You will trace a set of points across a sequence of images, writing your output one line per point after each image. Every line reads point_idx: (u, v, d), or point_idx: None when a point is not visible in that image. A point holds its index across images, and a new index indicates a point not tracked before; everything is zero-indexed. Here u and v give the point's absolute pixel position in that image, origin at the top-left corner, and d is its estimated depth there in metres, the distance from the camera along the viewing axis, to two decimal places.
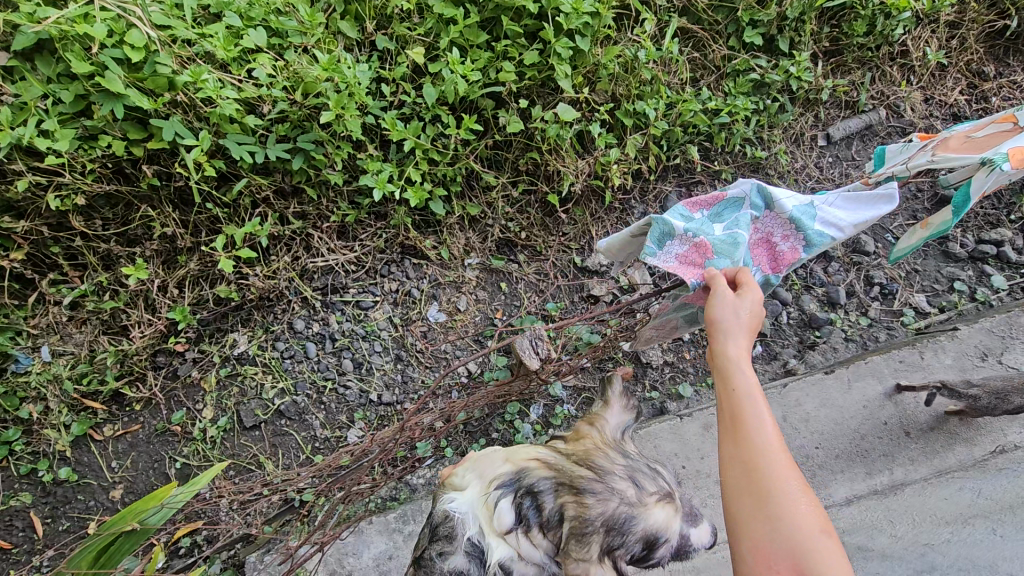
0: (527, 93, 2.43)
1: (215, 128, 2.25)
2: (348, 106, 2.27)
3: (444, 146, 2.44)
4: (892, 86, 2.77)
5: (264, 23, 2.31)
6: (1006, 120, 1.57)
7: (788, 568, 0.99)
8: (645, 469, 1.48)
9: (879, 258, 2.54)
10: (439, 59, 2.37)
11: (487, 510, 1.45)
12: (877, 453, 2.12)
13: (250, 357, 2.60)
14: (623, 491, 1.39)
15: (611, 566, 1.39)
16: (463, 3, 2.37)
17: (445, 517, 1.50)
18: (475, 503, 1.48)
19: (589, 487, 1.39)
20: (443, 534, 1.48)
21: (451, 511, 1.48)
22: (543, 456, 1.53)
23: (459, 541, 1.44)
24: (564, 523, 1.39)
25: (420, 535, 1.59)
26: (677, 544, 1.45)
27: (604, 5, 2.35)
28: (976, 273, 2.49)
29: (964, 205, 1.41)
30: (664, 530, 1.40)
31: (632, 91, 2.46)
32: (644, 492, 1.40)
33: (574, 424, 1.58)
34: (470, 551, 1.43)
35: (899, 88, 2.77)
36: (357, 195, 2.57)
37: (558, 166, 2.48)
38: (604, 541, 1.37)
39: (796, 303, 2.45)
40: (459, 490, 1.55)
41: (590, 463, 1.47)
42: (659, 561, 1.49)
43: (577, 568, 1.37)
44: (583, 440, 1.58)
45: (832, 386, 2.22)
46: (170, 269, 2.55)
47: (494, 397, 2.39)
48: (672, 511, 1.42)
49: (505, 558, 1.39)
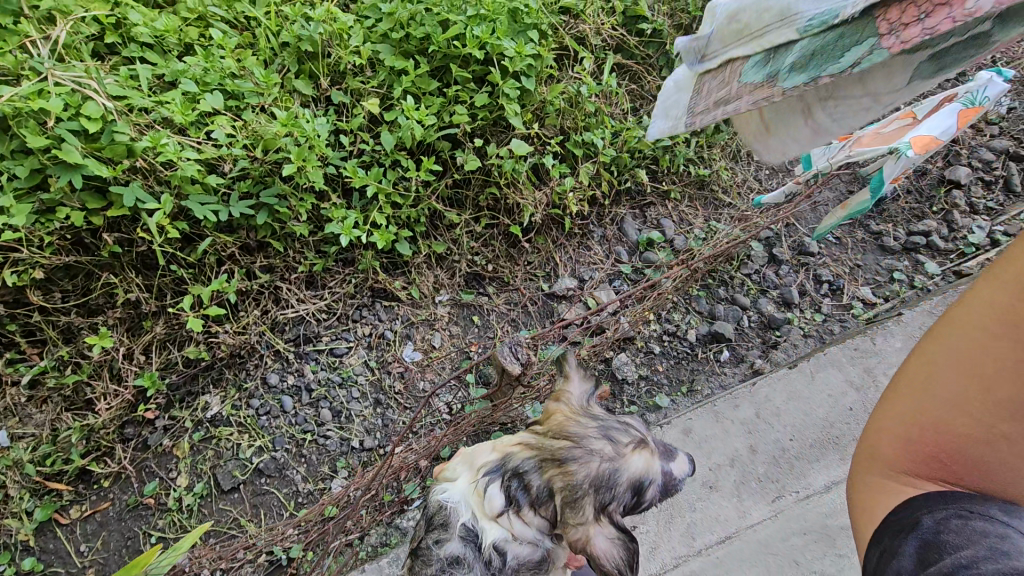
0: (481, 132, 2.55)
1: (176, 191, 2.28)
2: (309, 158, 2.34)
3: (406, 190, 2.53)
4: None
5: (220, 87, 2.39)
6: (907, 116, 1.84)
7: (933, 454, 0.90)
8: (617, 427, 1.61)
9: (824, 257, 2.73)
10: (394, 108, 2.47)
11: (478, 496, 1.61)
12: (846, 439, 2.20)
13: (224, 418, 2.54)
14: (604, 453, 1.53)
15: (607, 520, 1.54)
16: (413, 54, 2.50)
17: (438, 508, 1.65)
18: (466, 493, 1.63)
19: (569, 456, 1.52)
20: (439, 523, 1.63)
21: (444, 503, 1.63)
22: (524, 437, 1.65)
23: (455, 527, 1.60)
24: (555, 496, 1.53)
25: (417, 529, 1.72)
26: (660, 482, 1.63)
27: (544, 48, 2.52)
28: (912, 262, 2.69)
29: (880, 189, 1.66)
30: (644, 475, 1.57)
31: (579, 123, 2.62)
32: (619, 446, 1.56)
33: (544, 401, 1.65)
34: (465, 536, 1.58)
35: None
36: (323, 244, 2.61)
37: (517, 199, 2.58)
38: (594, 502, 1.52)
39: (755, 306, 2.61)
40: (450, 483, 1.69)
41: (570, 435, 1.57)
42: (648, 502, 1.67)
43: (578, 530, 1.51)
44: (556, 415, 1.64)
45: (796, 378, 2.35)
46: (135, 336, 2.50)
47: (476, 427, 2.41)
48: (649, 458, 1.59)
49: (499, 539, 1.56)
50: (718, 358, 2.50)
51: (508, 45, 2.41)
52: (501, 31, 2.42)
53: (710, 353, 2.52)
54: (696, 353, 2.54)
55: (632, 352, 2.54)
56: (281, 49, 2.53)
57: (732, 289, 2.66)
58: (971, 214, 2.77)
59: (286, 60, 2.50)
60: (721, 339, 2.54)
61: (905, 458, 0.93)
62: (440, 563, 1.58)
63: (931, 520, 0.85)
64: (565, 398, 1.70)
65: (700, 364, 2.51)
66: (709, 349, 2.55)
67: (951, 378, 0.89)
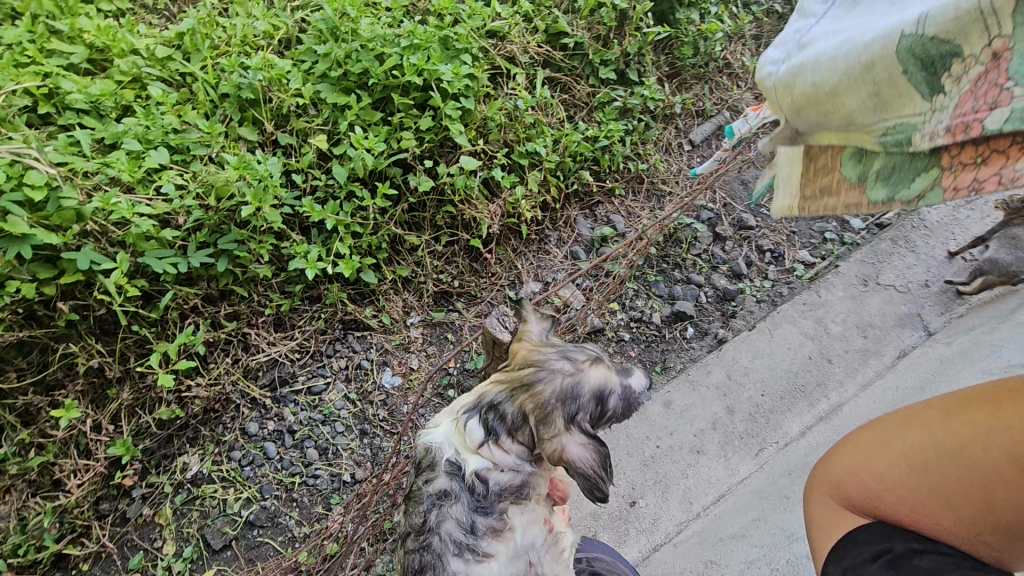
0: (430, 155, 2.66)
1: (132, 249, 2.26)
2: (266, 199, 2.37)
3: (364, 219, 2.59)
4: (727, 91, 3.28)
5: (165, 143, 2.40)
6: None
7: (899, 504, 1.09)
8: (575, 350, 1.87)
9: (762, 228, 2.97)
10: (342, 141, 2.55)
11: (460, 433, 1.83)
12: (812, 385, 2.36)
13: (206, 476, 2.47)
14: (564, 370, 1.79)
15: (577, 430, 1.77)
16: (353, 89, 2.60)
17: (427, 452, 1.86)
18: (449, 434, 1.85)
19: (535, 379, 1.77)
20: (427, 465, 1.84)
21: (430, 446, 1.85)
22: (495, 376, 1.88)
23: (442, 464, 1.81)
24: (527, 416, 1.76)
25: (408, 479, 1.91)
26: (621, 394, 1.88)
27: (478, 69, 2.67)
28: (839, 222, 2.94)
29: None
30: (603, 385, 1.82)
31: (521, 135, 2.77)
32: (576, 365, 1.81)
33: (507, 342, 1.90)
34: (451, 471, 1.79)
35: (733, 92, 3.28)
36: (287, 284, 2.62)
37: (473, 214, 2.69)
38: (562, 413, 1.76)
39: (708, 282, 2.80)
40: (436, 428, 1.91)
41: (534, 362, 1.83)
42: (615, 415, 1.91)
43: (553, 443, 1.74)
44: (521, 352, 1.90)
45: (757, 338, 2.52)
46: (101, 406, 2.41)
47: None
48: (606, 371, 1.84)
49: (482, 467, 1.78)
50: (684, 335, 2.65)
51: (444, 69, 2.55)
52: (436, 58, 2.56)
53: (676, 332, 2.66)
54: (665, 333, 2.69)
55: (604, 343, 2.69)
56: (221, 100, 2.57)
57: (685, 270, 2.85)
58: None
59: (228, 110, 2.54)
60: (684, 317, 2.70)
61: (881, 500, 1.11)
62: (431, 498, 1.78)
63: (903, 549, 1.03)
64: (527, 339, 1.96)
65: (669, 344, 2.64)
66: (676, 329, 2.70)
67: (924, 444, 1.08)
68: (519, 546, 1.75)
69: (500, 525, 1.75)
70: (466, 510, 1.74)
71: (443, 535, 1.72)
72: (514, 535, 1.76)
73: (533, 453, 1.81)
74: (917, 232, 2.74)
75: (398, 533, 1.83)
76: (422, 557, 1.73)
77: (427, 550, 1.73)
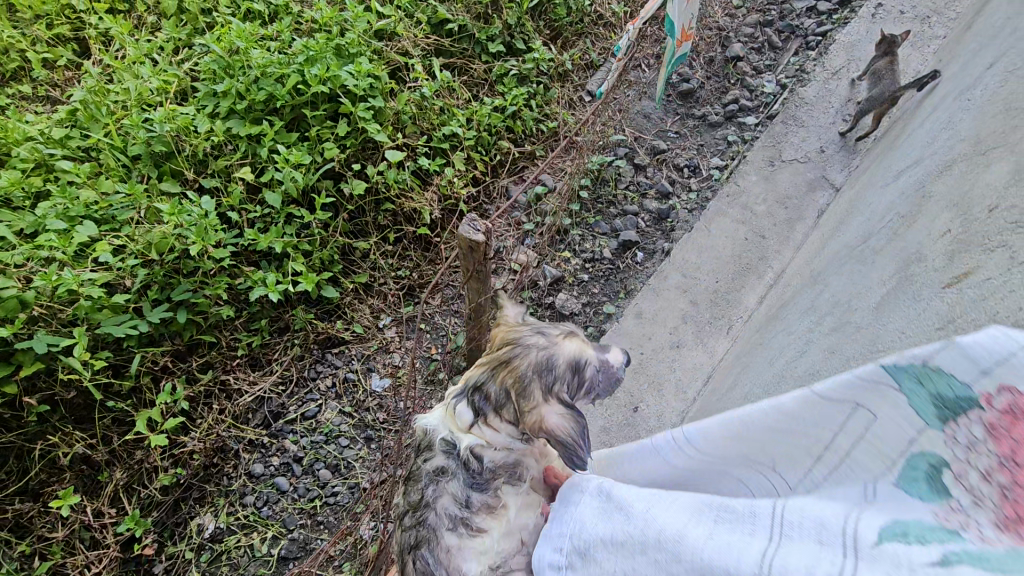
0: (355, 159, 2.75)
1: (87, 323, 2.26)
2: (210, 235, 2.42)
3: (310, 236, 2.66)
4: (608, 40, 3.55)
5: (89, 215, 2.39)
6: None
7: None
8: (548, 330, 1.75)
9: (673, 148, 3.32)
10: (267, 169, 2.61)
11: (451, 416, 1.70)
12: (756, 260, 2.62)
13: (225, 530, 2.40)
14: (538, 345, 1.67)
15: (557, 402, 1.59)
16: (263, 117, 2.66)
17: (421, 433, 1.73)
18: (441, 416, 1.72)
19: (512, 351, 1.66)
20: (423, 446, 1.70)
21: (425, 427, 1.72)
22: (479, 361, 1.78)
23: (435, 444, 1.67)
24: (506, 389, 1.62)
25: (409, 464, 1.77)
26: (598, 366, 1.73)
27: (378, 68, 2.80)
28: (736, 126, 3.31)
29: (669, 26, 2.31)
30: (580, 356, 1.69)
31: (435, 122, 2.93)
32: (552, 336, 1.70)
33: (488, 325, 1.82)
34: (447, 449, 1.65)
35: (613, 39, 3.55)
36: (252, 321, 2.63)
37: (412, 205, 2.81)
38: (538, 387, 1.60)
39: (642, 209, 3.15)
40: (426, 418, 1.76)
41: (509, 342, 1.71)
42: (595, 391, 1.74)
43: (532, 416, 1.56)
44: (498, 335, 1.78)
45: (700, 236, 2.75)
46: (95, 493, 2.32)
47: None
48: (581, 345, 1.71)
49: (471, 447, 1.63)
50: (635, 261, 2.99)
51: (345, 74, 2.67)
52: (335, 65, 2.66)
53: (628, 259, 3.00)
54: (618, 264, 3.00)
55: (567, 290, 2.95)
56: (134, 163, 2.57)
57: (620, 205, 3.17)
58: (758, 75, 3.46)
59: (144, 169, 2.55)
60: (632, 244, 3.04)
61: None
62: (426, 476, 1.64)
63: None
64: (504, 324, 1.83)
65: (626, 271, 2.98)
66: (627, 257, 3.03)
67: None
68: (516, 520, 1.57)
69: (495, 500, 1.59)
70: (459, 486, 1.60)
71: (439, 511, 1.59)
72: (511, 510, 1.58)
73: (519, 434, 1.63)
74: (802, 109, 3.15)
75: (394, 513, 1.71)
76: (416, 538, 1.60)
77: (422, 532, 1.60)
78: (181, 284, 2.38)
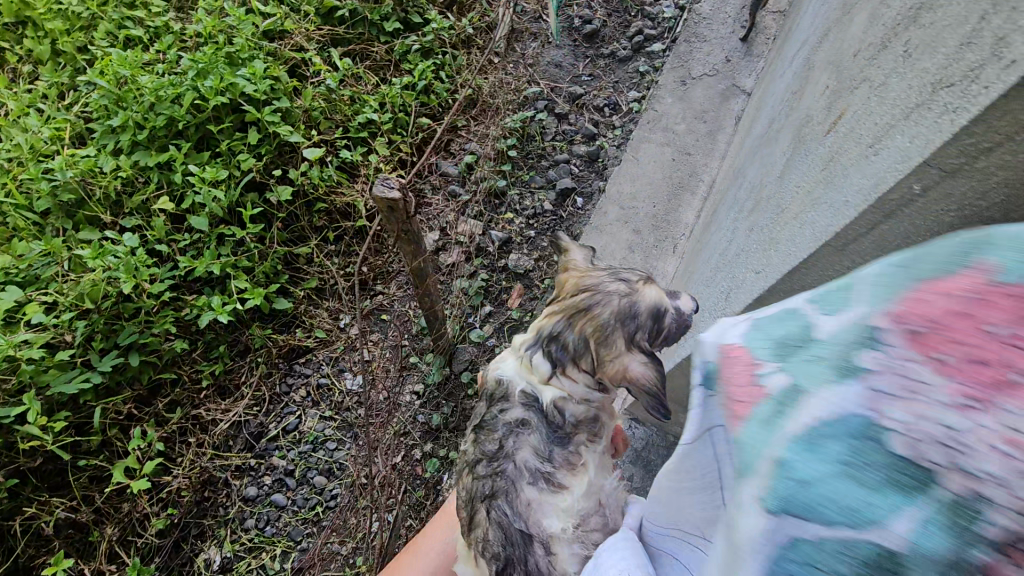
0: (275, 166, 2.71)
1: (36, 387, 2.21)
2: (139, 271, 2.37)
3: (248, 252, 2.62)
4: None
5: (12, 279, 2.30)
6: None
7: None
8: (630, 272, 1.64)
9: (590, 90, 3.36)
10: (186, 194, 2.54)
11: (528, 367, 1.68)
12: (687, 177, 2.73)
13: (233, 557, 2.36)
14: (620, 291, 1.58)
15: (639, 351, 1.54)
16: (169, 143, 2.59)
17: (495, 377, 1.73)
18: (519, 366, 1.70)
19: (589, 300, 1.58)
20: (500, 396, 1.69)
21: (502, 376, 1.71)
22: (550, 309, 1.72)
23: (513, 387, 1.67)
24: (585, 339, 1.57)
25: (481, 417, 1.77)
26: (676, 317, 1.58)
27: (276, 68, 2.75)
28: (645, 56, 3.37)
29: None
30: (664, 301, 1.56)
31: (348, 112, 2.91)
32: (632, 281, 1.60)
33: (557, 274, 1.72)
34: (526, 401, 1.64)
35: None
36: (210, 349, 2.59)
37: (345, 199, 2.79)
38: (624, 335, 1.54)
39: (573, 155, 3.18)
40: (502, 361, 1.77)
41: (590, 287, 1.62)
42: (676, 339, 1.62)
43: (612, 367, 1.54)
44: (574, 279, 1.69)
45: (630, 167, 2.82)
46: (89, 554, 2.26)
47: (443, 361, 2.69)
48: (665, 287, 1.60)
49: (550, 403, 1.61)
50: (577, 207, 3.04)
51: (242, 80, 2.60)
52: (228, 73, 2.59)
53: (569, 206, 3.06)
54: (561, 214, 3.04)
55: (517, 250, 3.00)
56: (46, 217, 2.47)
57: (551, 156, 3.19)
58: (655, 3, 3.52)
59: (58, 221, 2.45)
60: (570, 191, 3.08)
61: None
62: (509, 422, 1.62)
63: None
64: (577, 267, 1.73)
65: (570, 218, 3.02)
66: (568, 204, 3.08)
67: None
68: (595, 480, 1.54)
69: (576, 458, 1.56)
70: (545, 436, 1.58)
71: (518, 462, 1.55)
72: (591, 469, 1.56)
73: (599, 384, 1.61)
74: (702, 25, 3.22)
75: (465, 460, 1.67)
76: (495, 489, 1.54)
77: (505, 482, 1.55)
78: (125, 327, 2.33)
